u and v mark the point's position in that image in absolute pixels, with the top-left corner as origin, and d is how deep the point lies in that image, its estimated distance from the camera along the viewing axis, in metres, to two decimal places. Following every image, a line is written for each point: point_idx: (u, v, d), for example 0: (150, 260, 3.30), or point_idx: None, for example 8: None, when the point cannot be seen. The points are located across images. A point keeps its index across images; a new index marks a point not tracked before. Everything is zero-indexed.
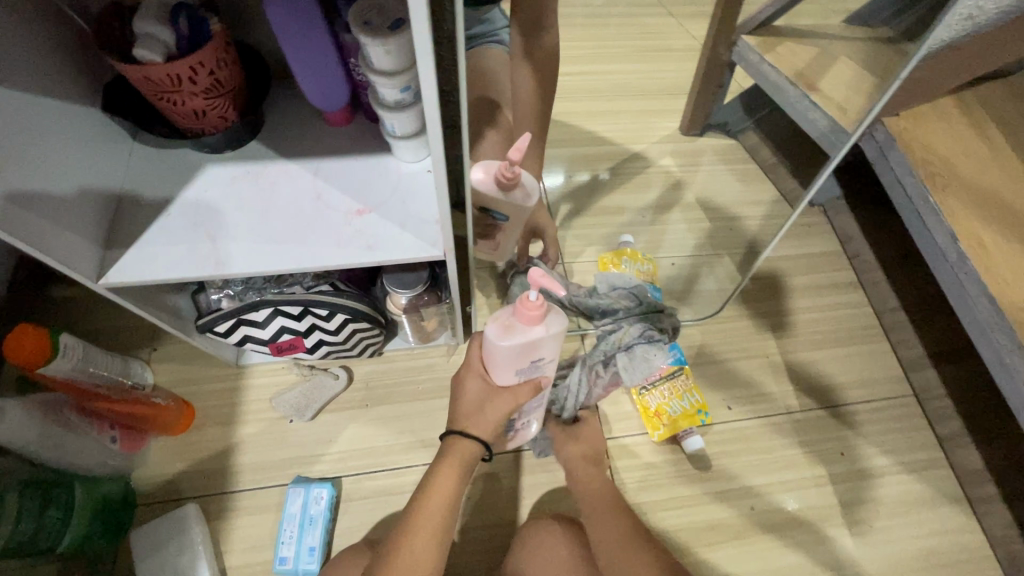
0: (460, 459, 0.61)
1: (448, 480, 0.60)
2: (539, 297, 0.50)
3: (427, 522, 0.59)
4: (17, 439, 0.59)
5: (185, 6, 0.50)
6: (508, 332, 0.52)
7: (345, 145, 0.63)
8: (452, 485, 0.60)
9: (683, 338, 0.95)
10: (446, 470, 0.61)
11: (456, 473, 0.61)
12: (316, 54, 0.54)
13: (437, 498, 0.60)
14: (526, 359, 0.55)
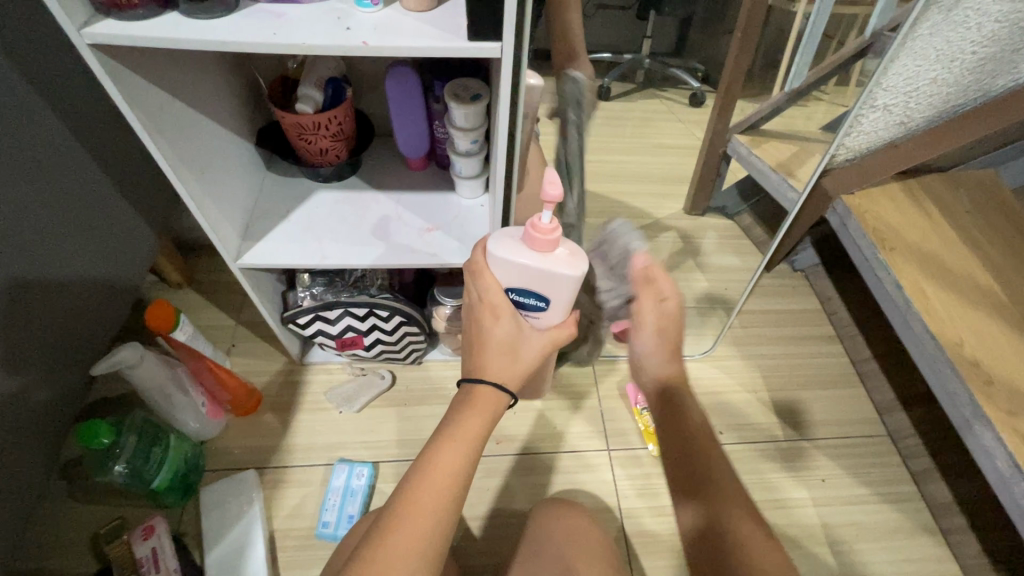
0: (487, 403, 0.58)
1: (472, 421, 0.56)
2: (549, 221, 0.56)
3: (446, 474, 0.53)
4: (145, 385, 0.76)
5: (335, 80, 0.74)
6: (563, 262, 0.57)
7: (421, 183, 0.85)
8: (474, 431, 0.56)
9: (682, 371, 1.09)
10: (471, 416, 0.57)
11: (484, 416, 0.57)
12: (411, 115, 0.76)
13: (452, 450, 0.54)
14: (541, 290, 0.59)
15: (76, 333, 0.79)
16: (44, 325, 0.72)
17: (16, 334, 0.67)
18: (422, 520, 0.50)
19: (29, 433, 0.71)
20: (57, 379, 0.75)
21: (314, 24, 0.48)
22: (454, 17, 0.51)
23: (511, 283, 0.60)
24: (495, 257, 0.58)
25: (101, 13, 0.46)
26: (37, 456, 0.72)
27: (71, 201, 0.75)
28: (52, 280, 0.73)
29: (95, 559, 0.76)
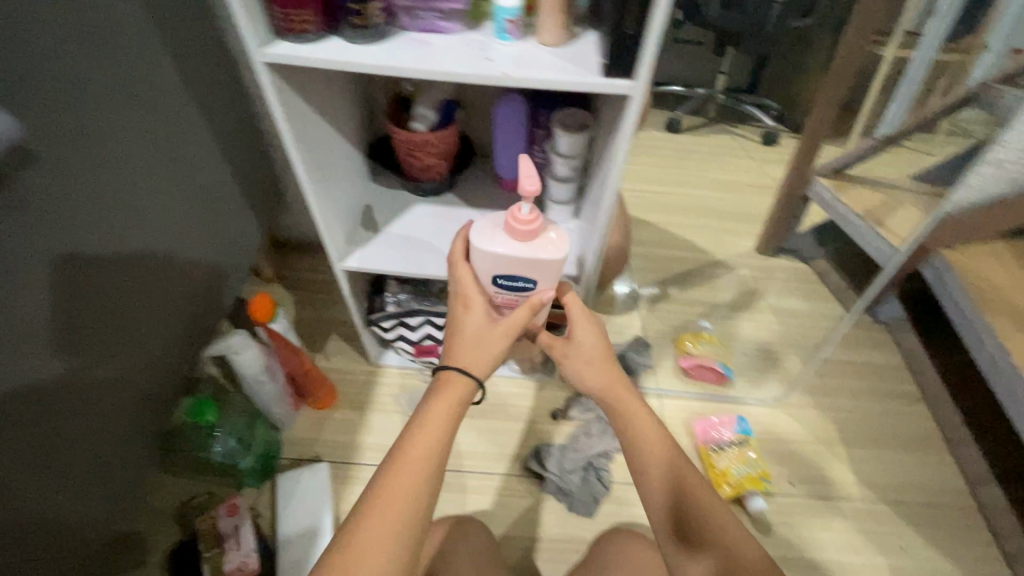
0: (455, 387, 0.60)
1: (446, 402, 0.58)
2: (529, 211, 0.61)
3: (418, 456, 0.54)
4: (246, 370, 0.81)
5: (449, 101, 0.78)
6: (540, 249, 0.62)
7: (513, 203, 0.88)
8: (447, 407, 0.58)
9: (753, 415, 1.05)
10: (443, 404, 0.58)
11: (452, 403, 0.59)
12: (514, 138, 0.80)
13: (427, 437, 0.55)
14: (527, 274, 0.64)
15: (192, 322, 0.79)
16: (166, 311, 0.73)
17: (141, 317, 0.68)
18: (396, 500, 0.51)
19: (143, 415, 0.71)
20: (171, 364, 0.76)
21: (457, 54, 0.52)
22: (587, 53, 0.53)
23: (496, 271, 0.64)
24: (475, 249, 0.63)
25: (277, 36, 0.52)
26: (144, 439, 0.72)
27: (198, 192, 0.77)
28: (174, 266, 0.74)
29: (183, 528, 0.82)
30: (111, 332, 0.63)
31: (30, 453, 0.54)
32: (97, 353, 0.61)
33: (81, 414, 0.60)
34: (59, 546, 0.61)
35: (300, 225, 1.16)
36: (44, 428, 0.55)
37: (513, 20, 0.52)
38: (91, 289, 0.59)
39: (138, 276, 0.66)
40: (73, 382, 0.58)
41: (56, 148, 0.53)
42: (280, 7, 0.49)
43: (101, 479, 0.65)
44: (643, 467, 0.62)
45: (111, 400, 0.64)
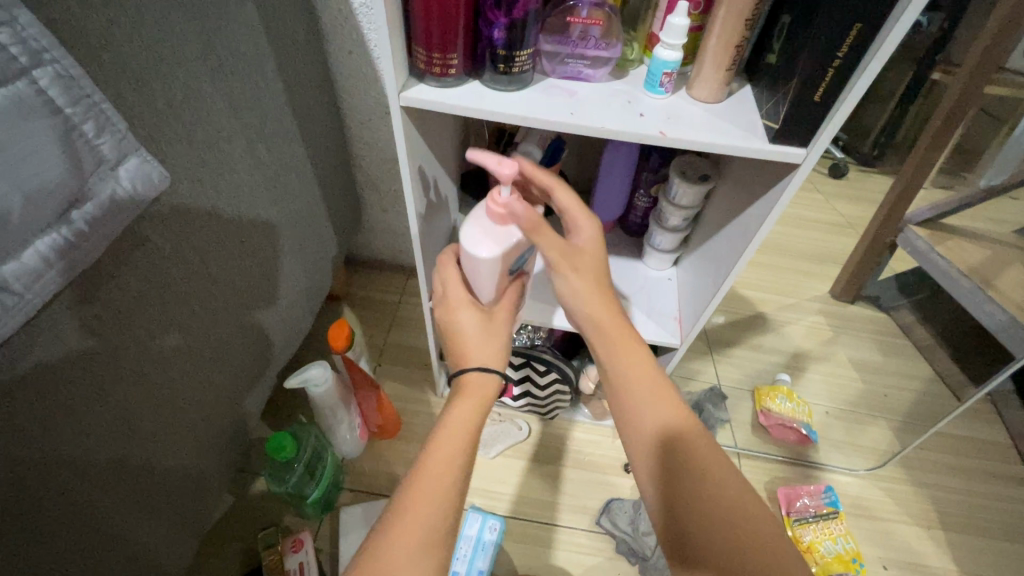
0: (473, 388, 0.55)
1: (466, 407, 0.53)
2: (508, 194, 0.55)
3: (443, 463, 0.48)
4: (324, 401, 0.79)
5: (557, 139, 0.74)
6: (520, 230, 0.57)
7: (606, 246, 0.83)
8: (467, 411, 0.53)
9: (840, 485, 0.97)
10: (462, 405, 0.53)
11: (476, 404, 0.54)
12: (620, 180, 0.76)
13: (450, 441, 0.50)
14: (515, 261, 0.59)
15: (257, 329, 0.70)
16: (224, 318, 0.63)
17: (194, 318, 0.57)
18: (420, 513, 0.44)
19: (194, 433, 0.61)
20: (230, 376, 0.66)
21: (606, 106, 0.48)
22: (746, 112, 0.49)
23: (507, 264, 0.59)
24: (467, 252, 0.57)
25: (415, 78, 0.49)
26: (196, 459, 0.62)
27: (289, 212, 0.73)
28: (241, 263, 0.63)
29: (248, 558, 0.79)
30: (161, 337, 0.52)
31: (56, 485, 0.43)
32: (144, 362, 0.51)
33: (122, 434, 0.50)
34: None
35: (369, 244, 1.14)
36: (73, 455, 0.45)
37: (671, 74, 0.47)
38: (138, 286, 0.48)
39: (219, 290, 0.60)
40: (112, 398, 0.48)
41: (178, 156, 0.49)
42: (426, 49, 0.46)
43: (150, 509, 0.55)
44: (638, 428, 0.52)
45: (160, 417, 0.54)
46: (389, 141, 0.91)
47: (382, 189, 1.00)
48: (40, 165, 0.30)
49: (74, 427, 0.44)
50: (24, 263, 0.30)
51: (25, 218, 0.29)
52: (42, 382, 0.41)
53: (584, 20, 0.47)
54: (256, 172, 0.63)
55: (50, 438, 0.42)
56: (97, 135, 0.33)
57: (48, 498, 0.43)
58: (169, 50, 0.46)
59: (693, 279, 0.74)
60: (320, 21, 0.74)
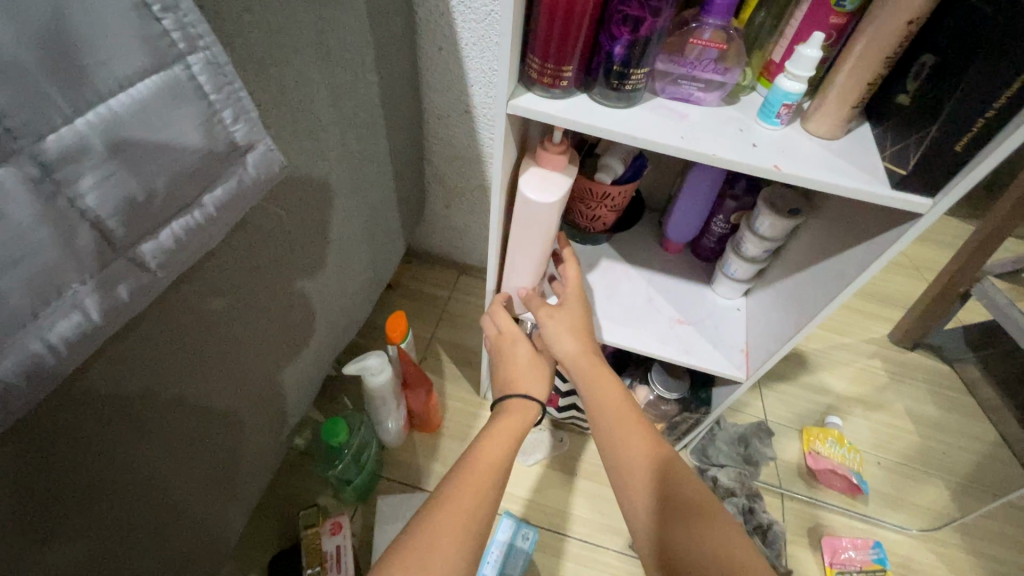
0: (517, 408, 0.62)
1: (509, 423, 0.60)
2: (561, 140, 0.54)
3: (488, 465, 0.56)
4: (378, 391, 0.80)
5: (642, 155, 0.72)
6: (557, 187, 0.55)
7: (676, 268, 0.81)
8: (511, 431, 0.60)
9: (890, 541, 0.93)
10: (506, 421, 0.60)
11: (517, 424, 0.61)
12: (698, 202, 0.74)
13: (494, 444, 0.58)
14: (555, 221, 0.58)
15: (324, 316, 0.71)
16: (285, 300, 0.60)
17: (255, 306, 0.54)
18: (465, 496, 0.52)
19: (262, 416, 0.63)
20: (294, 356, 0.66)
21: (716, 132, 0.46)
22: (867, 153, 0.46)
23: (552, 222, 0.57)
24: (525, 197, 0.55)
25: (522, 87, 0.48)
26: (259, 442, 0.64)
27: (364, 199, 0.73)
28: (321, 253, 0.64)
29: (287, 534, 0.81)
30: (246, 323, 0.54)
31: (150, 454, 0.46)
32: (230, 344, 0.53)
33: (204, 415, 0.52)
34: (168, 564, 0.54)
35: (427, 238, 1.15)
36: (167, 428, 0.48)
37: (790, 105, 0.45)
38: (235, 270, 0.50)
39: (287, 270, 0.58)
40: (204, 380, 0.50)
41: (281, 138, 0.49)
42: (540, 59, 0.45)
43: (213, 487, 0.57)
44: (624, 472, 0.56)
45: (238, 399, 0.57)
46: (464, 140, 0.91)
47: (448, 185, 1.00)
48: (184, 150, 0.30)
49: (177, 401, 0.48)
50: (160, 243, 0.31)
51: (167, 200, 0.30)
52: (149, 358, 0.43)
53: (705, 42, 0.46)
54: (344, 162, 0.64)
55: (153, 411, 0.45)
56: (234, 123, 0.33)
57: (135, 466, 0.45)
58: (290, 40, 0.47)
59: (766, 313, 0.72)
60: (416, 16, 0.74)
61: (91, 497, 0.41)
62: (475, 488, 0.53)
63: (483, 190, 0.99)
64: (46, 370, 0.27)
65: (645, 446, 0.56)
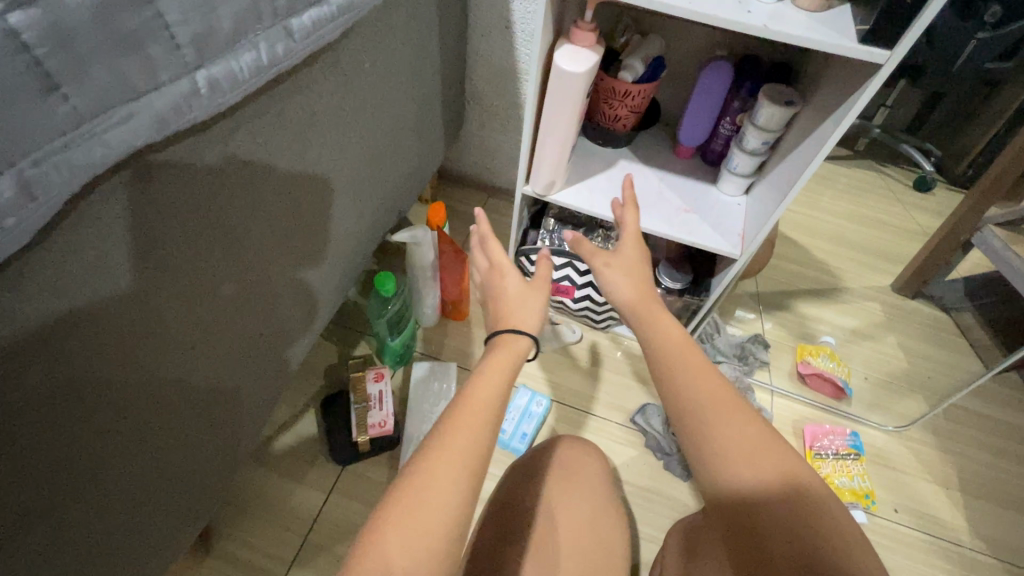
0: (512, 346, 0.59)
1: (502, 360, 0.57)
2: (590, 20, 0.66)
3: (485, 399, 0.53)
4: (421, 263, 0.92)
5: (662, 59, 0.82)
6: (586, 61, 0.67)
7: (685, 170, 0.91)
8: (506, 367, 0.57)
9: (867, 437, 1.03)
10: (499, 357, 0.58)
11: (508, 360, 0.58)
12: (707, 104, 0.84)
13: (489, 381, 0.55)
14: (581, 93, 0.69)
15: (377, 187, 0.83)
16: (353, 156, 0.72)
17: (332, 150, 0.67)
18: (463, 434, 0.49)
19: (331, 258, 0.75)
20: (354, 214, 0.79)
21: (719, 0, 0.57)
22: (842, 21, 0.56)
23: (579, 93, 0.69)
24: (558, 69, 0.67)
25: None
26: (285, 293, 0.67)
27: (416, 90, 0.85)
28: (381, 125, 0.76)
29: (335, 384, 0.95)
30: (326, 163, 0.66)
31: (142, 352, 0.47)
32: (316, 177, 0.65)
33: (194, 299, 0.51)
34: (217, 415, 0.61)
35: (461, 159, 1.26)
36: (152, 319, 0.47)
37: None
38: (322, 110, 0.62)
39: (357, 130, 0.71)
40: (188, 257, 0.48)
41: None
42: None
43: (243, 344, 0.62)
44: (678, 401, 0.55)
45: (242, 256, 0.56)
46: (502, 57, 1.02)
47: (485, 104, 1.12)
48: None
49: (147, 299, 0.46)
50: (303, 23, 0.46)
51: None
52: (264, 157, 0.54)
53: None
54: (405, 47, 0.76)
55: (142, 293, 0.45)
56: None
57: (130, 358, 0.45)
58: None
59: (762, 200, 0.82)
60: None
61: (83, 407, 0.42)
62: (476, 424, 0.50)
63: (516, 108, 1.10)
64: (241, 81, 0.41)
65: (705, 381, 0.55)
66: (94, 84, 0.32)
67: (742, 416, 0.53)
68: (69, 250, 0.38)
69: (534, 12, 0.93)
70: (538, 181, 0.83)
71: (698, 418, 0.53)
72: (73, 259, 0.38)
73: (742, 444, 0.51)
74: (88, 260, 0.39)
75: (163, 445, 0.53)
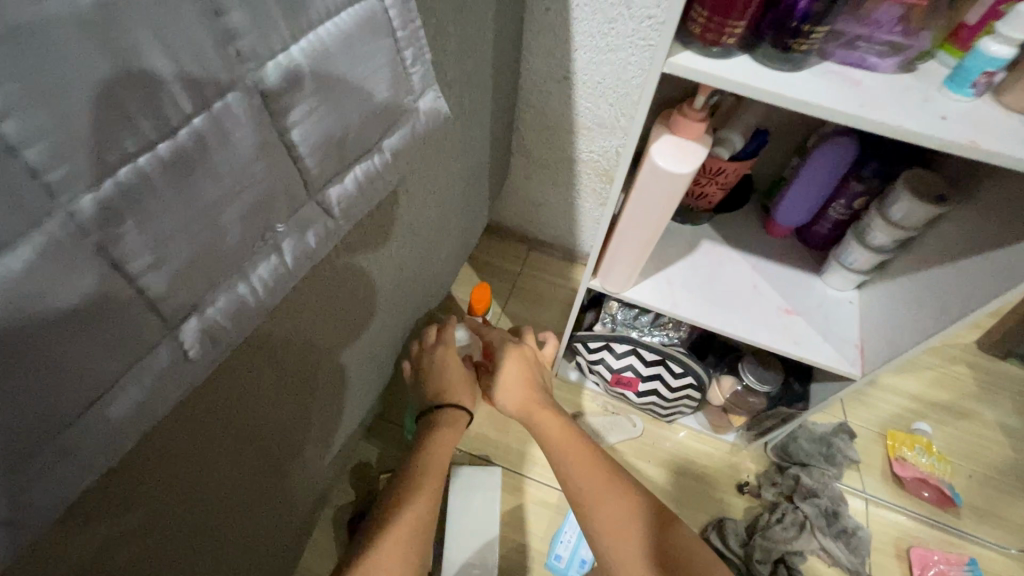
0: (458, 423, 0.68)
1: (439, 461, 0.62)
2: (703, 105, 0.51)
3: (419, 505, 0.56)
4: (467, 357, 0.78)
5: (765, 131, 0.68)
6: (690, 156, 0.52)
7: (783, 256, 0.76)
8: (441, 465, 0.62)
9: (982, 558, 0.88)
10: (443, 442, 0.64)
11: (450, 439, 0.66)
12: (819, 183, 0.69)
13: (425, 488, 0.58)
14: (680, 193, 0.55)
15: (417, 284, 0.70)
16: (396, 261, 0.59)
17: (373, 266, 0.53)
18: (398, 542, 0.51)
19: (358, 382, 0.63)
20: (391, 321, 0.66)
21: (896, 102, 0.42)
22: None
23: (677, 194, 0.54)
24: (655, 165, 0.52)
25: (679, 43, 0.44)
26: (320, 437, 0.58)
27: (465, 164, 0.71)
28: (424, 217, 0.63)
29: (364, 494, 0.83)
30: (356, 297, 0.52)
31: (225, 464, 0.41)
32: (348, 307, 0.51)
33: (274, 403, 0.45)
34: (265, 529, 0.54)
35: (501, 211, 1.12)
36: (239, 431, 0.41)
37: (990, 74, 0.41)
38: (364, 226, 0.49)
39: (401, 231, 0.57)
40: (273, 366, 0.42)
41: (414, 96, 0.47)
42: (708, 12, 0.41)
43: (314, 431, 0.56)
44: (598, 516, 0.55)
45: (293, 390, 0.47)
46: (559, 109, 0.87)
47: (533, 157, 0.97)
48: (374, 83, 0.33)
49: (182, 510, 0.38)
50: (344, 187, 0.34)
51: None
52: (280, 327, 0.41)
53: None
54: (456, 124, 0.62)
55: (234, 406, 0.39)
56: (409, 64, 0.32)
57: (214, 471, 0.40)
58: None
59: (888, 307, 0.66)
60: None
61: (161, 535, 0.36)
62: (401, 542, 0.52)
63: (569, 162, 0.96)
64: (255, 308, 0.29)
65: (619, 496, 0.56)
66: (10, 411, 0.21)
67: (619, 493, 0.57)
68: (77, 547, 0.29)
69: (601, 63, 0.78)
70: (610, 277, 0.69)
71: (585, 506, 0.57)
72: (80, 558, 0.30)
73: (612, 521, 0.55)
74: (96, 547, 0.31)
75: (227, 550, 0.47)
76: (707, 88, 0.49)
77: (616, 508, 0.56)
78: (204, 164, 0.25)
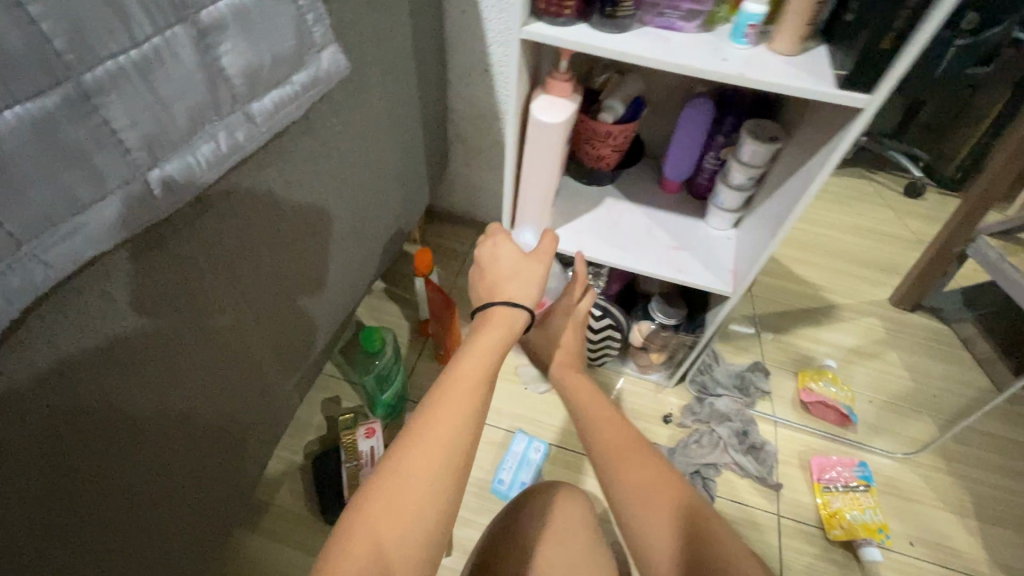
0: (500, 321, 0.60)
1: (485, 345, 0.57)
2: (566, 70, 0.65)
3: (461, 403, 0.51)
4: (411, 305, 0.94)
5: (641, 99, 0.81)
6: (560, 110, 0.66)
7: (673, 206, 0.90)
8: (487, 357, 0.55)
9: (875, 465, 1.00)
10: (486, 340, 0.57)
11: (500, 338, 0.58)
12: (690, 139, 0.83)
13: (470, 374, 0.53)
14: (560, 142, 0.68)
15: (360, 241, 0.82)
16: (335, 211, 0.71)
17: (312, 209, 0.66)
18: (437, 433, 0.48)
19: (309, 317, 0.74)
20: (338, 269, 0.78)
21: (694, 49, 0.56)
22: (819, 64, 0.55)
23: (557, 143, 0.68)
24: (535, 119, 0.66)
25: (533, 16, 0.58)
26: (279, 341, 0.68)
27: (397, 140, 0.84)
28: (359, 178, 0.75)
29: (327, 439, 0.93)
30: (296, 230, 0.64)
31: (179, 313, 0.51)
32: (291, 240, 0.63)
33: (228, 277, 0.55)
34: (235, 406, 0.63)
35: (448, 197, 1.25)
36: (191, 289, 0.51)
37: (755, 26, 0.55)
38: (301, 173, 0.62)
39: (336, 185, 0.70)
40: (225, 241, 0.53)
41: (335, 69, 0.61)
42: None
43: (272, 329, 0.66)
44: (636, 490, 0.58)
45: (244, 269, 0.57)
46: (484, 98, 1.02)
47: (468, 143, 1.11)
48: (283, 40, 0.47)
49: (139, 342, 0.47)
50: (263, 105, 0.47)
51: None
52: (227, 230, 0.53)
53: None
54: (382, 100, 0.75)
55: (185, 262, 0.49)
56: None
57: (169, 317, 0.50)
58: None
59: (751, 236, 0.81)
60: None
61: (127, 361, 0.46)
62: (441, 438, 0.48)
63: (499, 145, 1.09)
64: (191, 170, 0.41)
65: (657, 475, 0.58)
66: (33, 205, 0.33)
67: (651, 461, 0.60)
68: (55, 327, 0.40)
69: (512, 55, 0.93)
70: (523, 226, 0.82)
71: (621, 476, 0.59)
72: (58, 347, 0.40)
73: (646, 488, 0.57)
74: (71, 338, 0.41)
75: (196, 409, 0.57)
76: (567, 55, 0.64)
77: (650, 485, 0.58)
78: (161, 69, 0.38)
